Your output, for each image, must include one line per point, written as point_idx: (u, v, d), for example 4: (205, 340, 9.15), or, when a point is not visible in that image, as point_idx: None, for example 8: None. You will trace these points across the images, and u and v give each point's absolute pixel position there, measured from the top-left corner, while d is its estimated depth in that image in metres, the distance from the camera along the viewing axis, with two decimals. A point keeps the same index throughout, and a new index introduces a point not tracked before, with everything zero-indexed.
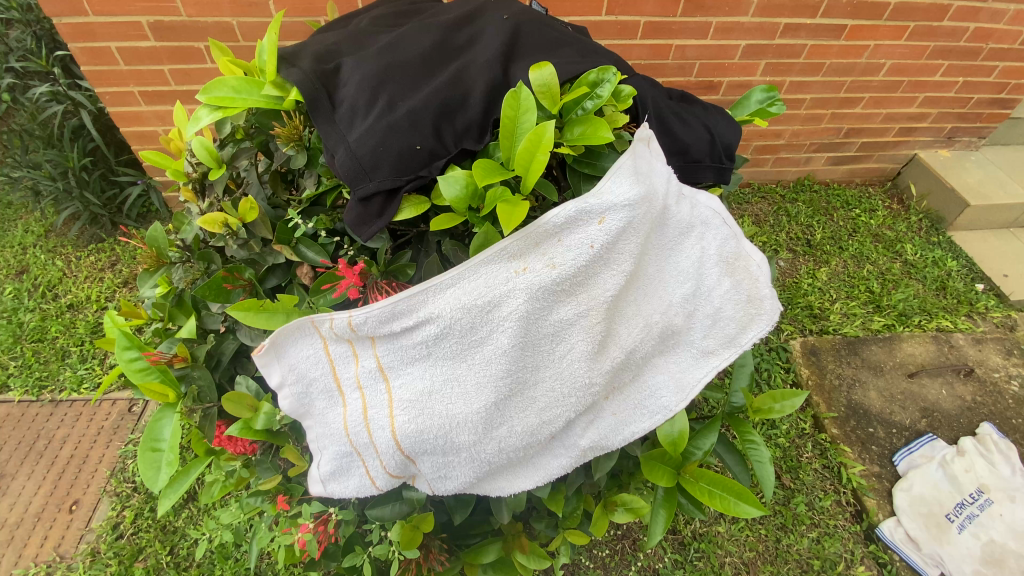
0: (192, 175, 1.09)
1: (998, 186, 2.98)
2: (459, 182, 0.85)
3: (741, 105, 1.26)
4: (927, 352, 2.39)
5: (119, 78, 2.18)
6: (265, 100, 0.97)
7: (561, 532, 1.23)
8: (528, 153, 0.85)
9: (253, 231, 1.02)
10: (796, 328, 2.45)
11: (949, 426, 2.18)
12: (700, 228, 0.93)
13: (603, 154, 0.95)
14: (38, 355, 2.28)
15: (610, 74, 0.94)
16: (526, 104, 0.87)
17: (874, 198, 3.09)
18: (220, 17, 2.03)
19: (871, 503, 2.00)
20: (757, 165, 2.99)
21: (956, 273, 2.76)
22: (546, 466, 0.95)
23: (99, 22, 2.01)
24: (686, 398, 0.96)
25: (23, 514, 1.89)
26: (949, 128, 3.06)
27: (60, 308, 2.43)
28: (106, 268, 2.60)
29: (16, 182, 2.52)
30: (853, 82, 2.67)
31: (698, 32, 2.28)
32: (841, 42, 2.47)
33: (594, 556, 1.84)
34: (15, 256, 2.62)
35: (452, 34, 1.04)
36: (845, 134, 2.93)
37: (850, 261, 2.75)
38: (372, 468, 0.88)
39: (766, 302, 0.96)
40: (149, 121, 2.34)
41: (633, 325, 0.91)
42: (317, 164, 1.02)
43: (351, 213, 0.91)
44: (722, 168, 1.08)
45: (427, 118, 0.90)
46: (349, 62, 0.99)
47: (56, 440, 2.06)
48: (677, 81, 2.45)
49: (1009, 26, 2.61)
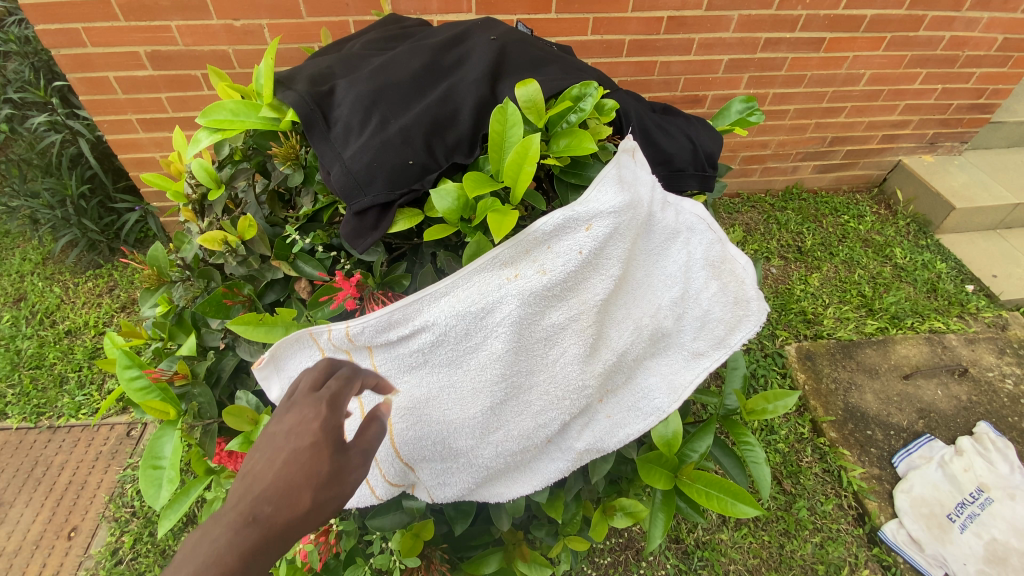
0: (191, 197, 1.12)
1: (983, 188, 3.03)
2: (451, 194, 0.88)
3: (721, 116, 1.30)
4: (920, 353, 2.42)
5: (118, 106, 2.22)
6: (262, 122, 1.02)
7: (561, 540, 1.24)
8: (516, 165, 0.88)
9: (252, 248, 1.04)
10: (791, 333, 2.48)
11: (947, 427, 2.20)
12: (686, 233, 0.96)
13: (589, 165, 0.99)
14: (36, 382, 2.28)
15: (592, 89, 0.98)
16: (513, 119, 0.90)
17: (862, 205, 3.15)
18: (216, 45, 2.08)
19: (872, 505, 2.00)
20: (745, 176, 3.05)
21: (946, 274, 2.80)
22: (544, 471, 0.96)
23: (97, 53, 2.06)
24: (678, 398, 0.99)
25: (22, 541, 1.87)
26: (931, 134, 3.13)
27: (58, 334, 2.44)
28: (104, 293, 2.61)
29: (14, 211, 2.55)
30: (834, 93, 2.75)
31: (681, 49, 2.35)
32: (820, 55, 2.55)
33: (596, 565, 1.84)
34: (14, 284, 2.64)
35: (442, 55, 1.09)
36: (829, 143, 3.01)
37: (841, 266, 2.79)
38: (372, 477, 0.90)
39: (752, 304, 0.98)
40: (147, 147, 2.38)
41: (623, 327, 0.93)
42: (313, 182, 1.05)
43: (347, 226, 0.94)
44: (705, 176, 1.11)
45: (418, 134, 0.93)
46: (342, 84, 1.03)
47: (54, 466, 2.05)
48: (662, 96, 2.52)
49: (984, 34, 2.69)
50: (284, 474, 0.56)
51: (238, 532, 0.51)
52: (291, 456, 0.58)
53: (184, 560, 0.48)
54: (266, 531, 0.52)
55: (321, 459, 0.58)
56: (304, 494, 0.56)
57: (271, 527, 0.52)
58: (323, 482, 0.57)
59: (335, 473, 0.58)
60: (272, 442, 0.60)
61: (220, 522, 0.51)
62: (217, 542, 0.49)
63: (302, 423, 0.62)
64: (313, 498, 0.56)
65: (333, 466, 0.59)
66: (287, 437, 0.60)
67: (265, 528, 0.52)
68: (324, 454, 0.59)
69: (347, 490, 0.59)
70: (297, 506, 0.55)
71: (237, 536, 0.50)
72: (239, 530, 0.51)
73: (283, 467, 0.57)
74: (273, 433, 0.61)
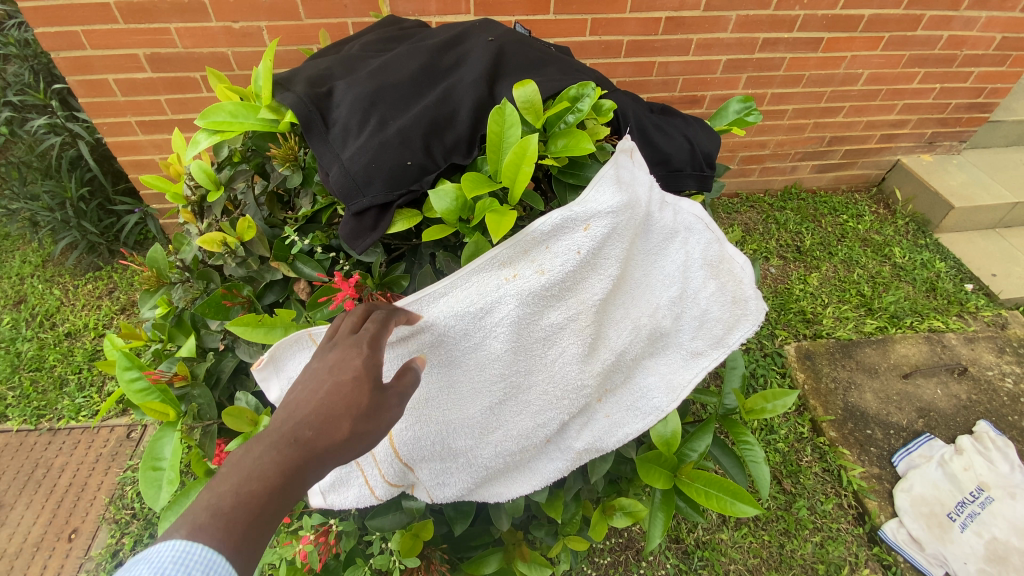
0: (190, 199, 1.12)
1: (982, 188, 3.04)
2: (449, 195, 0.89)
3: (719, 117, 1.31)
4: (920, 352, 2.43)
5: (117, 109, 2.23)
6: (261, 123, 1.02)
7: (561, 540, 1.24)
8: (514, 165, 0.88)
9: (251, 249, 1.04)
10: (790, 333, 2.48)
11: (946, 426, 2.20)
12: (684, 233, 0.96)
13: (586, 165, 0.99)
14: (36, 384, 2.28)
15: (590, 89, 0.98)
16: (511, 120, 0.91)
17: (860, 204, 3.16)
18: (215, 47, 2.08)
19: (872, 505, 2.00)
20: (744, 176, 3.05)
21: (945, 274, 2.80)
22: (543, 470, 0.97)
23: (96, 55, 2.06)
24: (676, 398, 0.99)
25: (22, 543, 1.87)
26: (930, 133, 3.14)
27: (58, 336, 2.44)
28: (104, 295, 2.61)
29: (14, 213, 2.56)
30: (833, 92, 2.75)
31: (679, 49, 2.36)
32: (818, 54, 2.56)
33: (596, 564, 1.84)
34: (14, 287, 2.64)
35: (440, 56, 1.09)
36: (828, 142, 3.01)
37: (840, 265, 2.79)
38: (371, 477, 0.91)
39: (750, 304, 0.98)
40: (146, 149, 2.39)
41: (622, 327, 0.94)
42: (312, 183, 1.05)
43: (346, 227, 0.94)
44: (704, 176, 1.11)
45: (417, 135, 0.94)
46: (341, 85, 1.03)
47: (54, 469, 2.05)
48: (661, 96, 2.52)
49: (982, 34, 2.69)
50: (327, 402, 0.60)
51: (282, 451, 0.55)
52: (333, 387, 0.61)
53: (234, 469, 0.53)
54: (306, 452, 0.56)
55: (362, 392, 0.62)
56: (344, 423, 0.59)
57: (312, 450, 0.57)
58: (362, 413, 0.61)
59: (373, 407, 0.62)
60: (316, 374, 0.64)
61: (267, 441, 0.56)
62: (263, 457, 0.54)
63: (344, 360, 0.65)
64: (351, 429, 0.59)
65: (372, 400, 0.62)
66: (329, 370, 0.64)
67: (306, 450, 0.56)
68: (365, 388, 0.62)
69: (384, 423, 0.62)
70: (337, 433, 0.59)
71: (281, 454, 0.55)
72: (282, 448, 0.56)
73: (327, 396, 0.61)
74: (316, 366, 0.65)
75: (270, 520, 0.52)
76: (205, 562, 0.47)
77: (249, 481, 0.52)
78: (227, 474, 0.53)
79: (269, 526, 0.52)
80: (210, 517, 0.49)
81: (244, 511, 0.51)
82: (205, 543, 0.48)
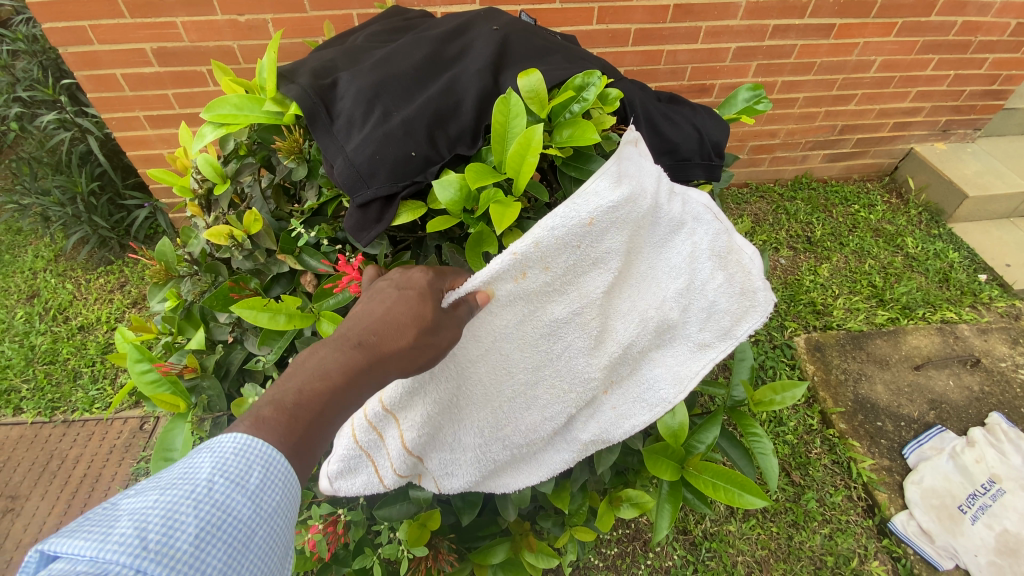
0: (198, 192, 1.12)
1: (997, 177, 2.98)
2: (453, 185, 0.88)
3: (728, 105, 1.28)
4: (932, 344, 2.40)
5: (125, 103, 2.24)
6: (265, 115, 1.01)
7: (568, 530, 1.24)
8: (519, 156, 0.87)
9: (258, 242, 1.04)
10: (800, 325, 2.45)
11: (958, 418, 2.18)
12: (691, 224, 0.93)
13: (591, 158, 0.98)
14: (50, 377, 2.31)
15: (595, 78, 0.96)
16: (516, 110, 0.90)
17: (872, 193, 3.11)
18: (220, 41, 2.08)
19: (882, 497, 1.99)
20: (753, 166, 3.02)
21: (958, 264, 2.75)
22: (548, 461, 1.01)
23: (103, 50, 2.07)
24: (684, 389, 0.98)
25: (38, 534, 1.91)
26: (944, 121, 3.08)
27: (71, 329, 2.47)
28: (116, 289, 2.64)
29: (27, 208, 2.60)
30: (845, 80, 2.71)
31: (688, 37, 2.33)
32: (830, 41, 2.51)
33: (603, 555, 1.85)
34: (26, 281, 2.67)
35: (443, 47, 1.08)
36: (840, 131, 2.96)
37: (851, 256, 2.75)
38: (382, 468, 0.87)
39: (759, 295, 0.97)
40: (154, 143, 2.40)
41: (628, 320, 0.94)
42: (317, 176, 1.06)
43: (351, 219, 0.94)
44: (712, 165, 1.10)
45: (421, 126, 0.93)
46: (345, 77, 1.03)
47: (69, 460, 2.09)
48: (669, 85, 2.50)
49: (997, 19, 2.62)
50: (389, 315, 0.66)
51: (347, 353, 0.63)
52: (399, 300, 0.68)
53: (302, 368, 0.62)
54: (371, 354, 0.64)
55: (426, 306, 0.68)
56: (408, 333, 0.66)
57: (374, 352, 0.64)
58: (427, 326, 0.67)
59: (434, 324, 0.68)
60: (384, 291, 0.70)
61: (334, 345, 0.64)
62: (329, 358, 0.62)
63: (410, 277, 0.71)
64: (415, 337, 0.66)
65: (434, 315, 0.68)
66: (395, 288, 0.70)
67: (368, 353, 0.63)
68: (430, 303, 0.68)
69: (443, 339, 0.69)
70: (399, 340, 0.65)
71: (345, 355, 0.63)
72: (348, 350, 0.63)
73: (391, 307, 0.67)
74: (384, 285, 0.71)
75: (330, 415, 0.61)
76: (263, 457, 0.57)
77: (313, 379, 0.61)
78: (296, 371, 0.62)
79: (329, 420, 0.61)
80: (275, 410, 0.60)
81: (307, 404, 0.60)
82: (265, 440, 0.58)
